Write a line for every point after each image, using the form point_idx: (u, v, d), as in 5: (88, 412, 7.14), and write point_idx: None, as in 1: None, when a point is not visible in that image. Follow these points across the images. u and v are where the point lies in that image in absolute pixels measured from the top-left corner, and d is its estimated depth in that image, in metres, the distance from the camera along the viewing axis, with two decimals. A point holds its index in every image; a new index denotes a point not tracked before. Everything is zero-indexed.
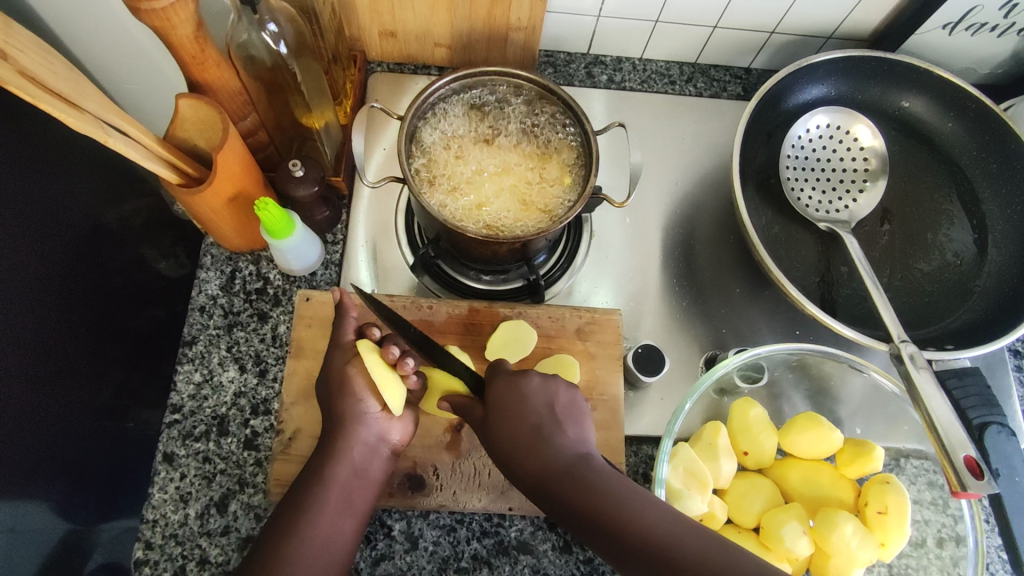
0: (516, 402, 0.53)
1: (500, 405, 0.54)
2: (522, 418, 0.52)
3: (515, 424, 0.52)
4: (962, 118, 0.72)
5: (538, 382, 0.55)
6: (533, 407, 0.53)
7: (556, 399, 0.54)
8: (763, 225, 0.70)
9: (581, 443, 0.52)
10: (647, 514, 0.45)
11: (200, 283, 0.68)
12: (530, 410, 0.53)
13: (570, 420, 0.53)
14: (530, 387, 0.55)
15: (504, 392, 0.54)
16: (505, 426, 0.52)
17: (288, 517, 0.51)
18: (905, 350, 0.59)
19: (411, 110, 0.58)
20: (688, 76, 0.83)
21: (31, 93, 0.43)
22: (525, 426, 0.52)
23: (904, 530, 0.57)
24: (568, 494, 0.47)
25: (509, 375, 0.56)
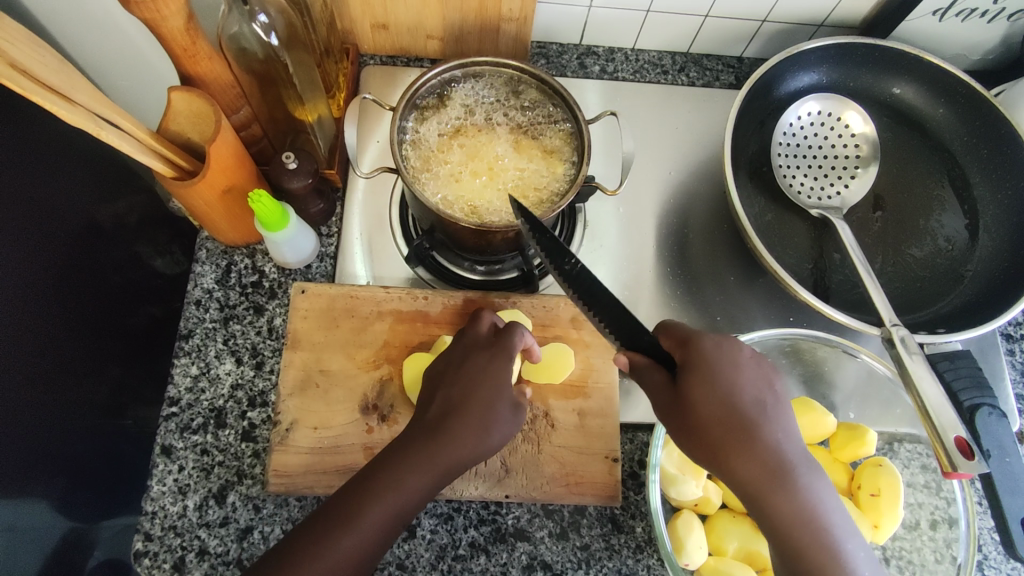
0: (728, 371, 0.48)
1: (706, 370, 0.49)
2: (738, 395, 0.47)
3: (730, 403, 0.47)
4: (952, 104, 0.72)
5: (746, 359, 0.50)
6: (752, 385, 0.48)
7: (767, 381, 0.49)
8: (756, 213, 0.70)
9: (785, 440, 0.46)
10: (844, 537, 0.44)
11: (195, 277, 0.69)
12: (745, 386, 0.48)
13: (780, 406, 0.48)
14: (741, 360, 0.49)
15: (720, 361, 0.49)
16: (705, 395, 0.48)
17: (356, 488, 0.49)
18: (896, 334, 0.59)
19: (404, 100, 0.58)
20: (680, 66, 0.83)
21: (22, 86, 0.43)
22: (743, 404, 0.47)
23: (896, 512, 0.57)
24: (780, 495, 0.44)
25: (718, 341, 0.51)
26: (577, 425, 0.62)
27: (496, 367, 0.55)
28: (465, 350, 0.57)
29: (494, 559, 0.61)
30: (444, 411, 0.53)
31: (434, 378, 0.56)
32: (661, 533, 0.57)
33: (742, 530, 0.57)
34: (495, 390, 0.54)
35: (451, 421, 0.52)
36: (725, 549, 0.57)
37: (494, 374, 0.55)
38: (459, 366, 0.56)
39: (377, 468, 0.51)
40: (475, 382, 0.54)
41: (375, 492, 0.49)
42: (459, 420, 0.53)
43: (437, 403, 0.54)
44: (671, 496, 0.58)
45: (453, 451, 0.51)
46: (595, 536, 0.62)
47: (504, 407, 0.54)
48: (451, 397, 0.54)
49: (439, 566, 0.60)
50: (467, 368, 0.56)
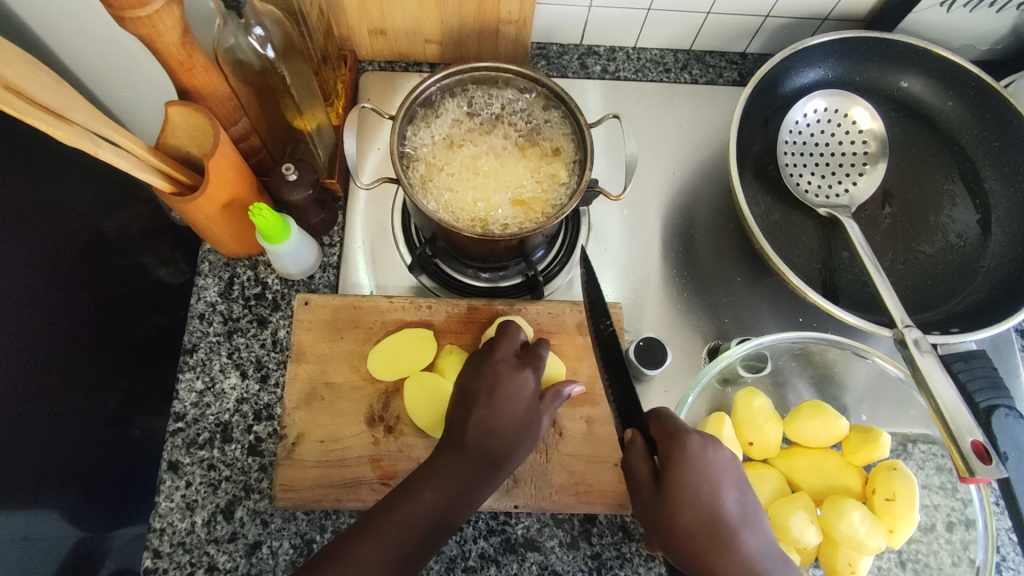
0: (710, 472, 0.49)
1: (689, 467, 0.49)
2: (716, 498, 0.48)
3: (711, 513, 0.48)
4: (962, 97, 0.70)
5: (728, 462, 0.50)
6: (732, 494, 0.49)
7: (745, 488, 0.50)
8: (763, 213, 0.69)
9: (758, 547, 0.47)
10: None
11: (198, 291, 0.68)
12: (725, 496, 0.48)
13: (754, 515, 0.49)
14: (725, 465, 0.49)
15: (703, 462, 0.49)
16: (687, 502, 0.48)
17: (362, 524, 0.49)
18: (909, 336, 0.58)
19: (403, 110, 0.57)
20: (682, 63, 0.82)
21: (17, 107, 0.42)
22: (724, 515, 0.48)
23: (912, 516, 0.56)
24: None
25: (703, 438, 0.51)
26: (585, 432, 0.62)
27: (522, 388, 0.56)
28: (499, 366, 0.57)
29: (505, 570, 0.60)
30: (481, 433, 0.53)
31: (466, 394, 0.55)
32: None
33: None
34: (513, 411, 0.54)
35: (479, 444, 0.53)
36: None
37: (516, 399, 0.55)
38: (491, 384, 0.55)
39: (409, 494, 0.50)
40: (501, 404, 0.54)
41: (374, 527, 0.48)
42: (488, 444, 0.53)
43: (471, 427, 0.53)
44: None
45: (474, 469, 0.52)
46: (606, 544, 0.61)
47: (521, 422, 0.55)
48: (485, 420, 0.53)
49: None
50: (497, 388, 0.55)
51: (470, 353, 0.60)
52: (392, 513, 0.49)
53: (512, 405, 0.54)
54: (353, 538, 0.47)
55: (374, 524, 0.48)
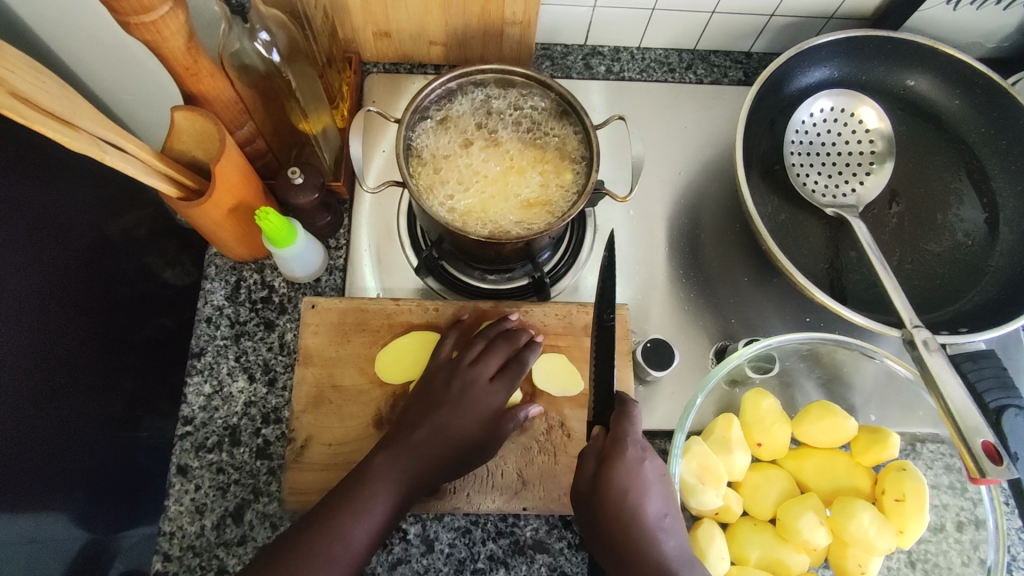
0: (642, 482, 0.50)
1: (627, 473, 0.50)
2: (643, 506, 0.49)
3: (632, 519, 0.49)
4: (969, 95, 0.70)
5: (656, 472, 0.51)
6: (654, 503, 0.50)
7: (669, 498, 0.51)
8: (770, 213, 0.69)
9: (675, 554, 0.48)
10: None
11: (205, 294, 0.68)
12: (651, 504, 0.50)
13: (672, 524, 0.50)
14: (648, 476, 0.51)
15: (630, 473, 0.50)
16: (608, 508, 0.49)
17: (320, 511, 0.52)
18: (918, 336, 0.58)
19: (409, 113, 0.57)
20: (687, 63, 0.81)
21: (24, 114, 0.42)
22: (643, 522, 0.49)
23: (922, 517, 0.56)
24: None
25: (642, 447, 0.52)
26: None
27: (489, 398, 0.59)
28: (470, 374, 0.59)
29: (514, 572, 0.60)
30: (431, 437, 0.56)
31: (427, 397, 0.59)
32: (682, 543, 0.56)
33: (763, 538, 0.57)
34: (472, 420, 0.58)
35: (432, 448, 0.56)
36: (747, 558, 0.57)
37: (478, 407, 0.58)
38: (454, 394, 0.58)
39: (351, 494, 0.53)
40: (459, 413, 0.57)
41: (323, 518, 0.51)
42: (440, 447, 0.56)
43: (421, 430, 0.57)
44: (691, 505, 0.57)
45: (417, 468, 0.55)
46: None
47: (484, 429, 0.58)
48: (439, 425, 0.57)
49: None
50: (462, 398, 0.58)
51: (439, 354, 0.62)
52: (333, 512, 0.52)
53: (467, 414, 0.58)
54: (296, 535, 0.51)
55: (318, 521, 0.51)
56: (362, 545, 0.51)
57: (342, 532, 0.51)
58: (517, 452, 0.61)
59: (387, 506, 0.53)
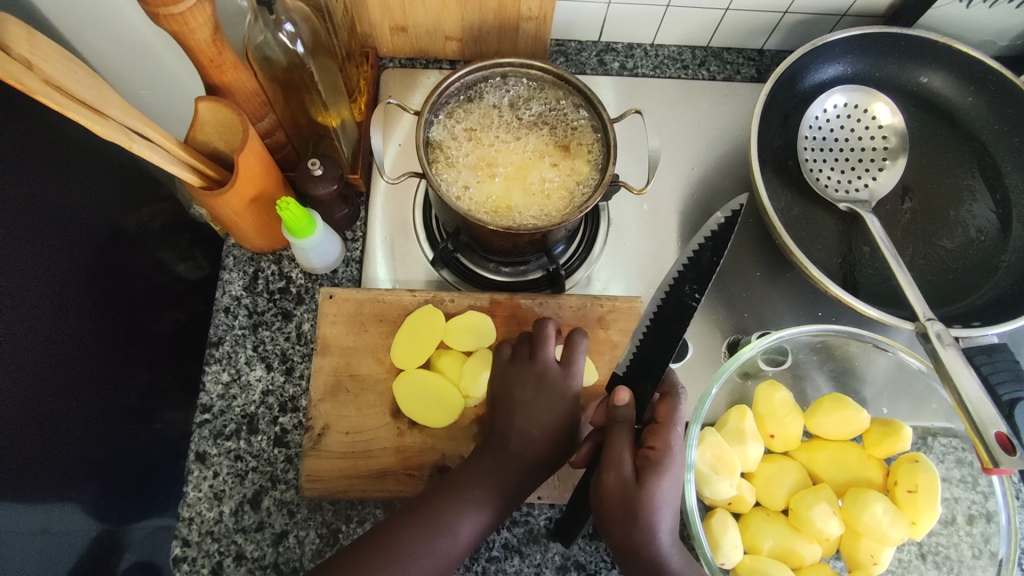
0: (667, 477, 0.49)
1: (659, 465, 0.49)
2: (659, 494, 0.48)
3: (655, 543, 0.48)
4: (982, 92, 0.71)
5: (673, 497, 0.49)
6: (669, 527, 0.48)
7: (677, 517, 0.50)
8: (782, 208, 0.70)
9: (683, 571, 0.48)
10: None
11: (223, 284, 0.69)
12: (668, 496, 0.49)
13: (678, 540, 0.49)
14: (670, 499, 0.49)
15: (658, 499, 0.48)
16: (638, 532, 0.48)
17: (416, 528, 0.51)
18: (932, 329, 0.58)
19: (429, 104, 0.58)
20: (700, 60, 0.82)
21: (56, 102, 0.43)
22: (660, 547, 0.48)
23: (934, 508, 0.56)
24: None
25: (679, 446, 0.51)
26: None
27: (569, 393, 0.57)
28: (540, 370, 0.57)
29: (528, 561, 0.61)
30: (521, 442, 0.55)
31: (496, 397, 0.58)
32: (697, 530, 0.56)
33: (776, 529, 0.57)
34: (557, 417, 0.56)
35: (517, 451, 0.55)
36: (760, 547, 0.57)
37: (557, 402, 0.56)
38: (534, 390, 0.56)
39: (454, 496, 0.53)
40: (542, 409, 0.56)
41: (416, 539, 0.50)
42: (507, 463, 0.55)
43: (513, 434, 0.55)
44: (706, 495, 0.57)
45: (508, 471, 0.54)
46: None
47: (564, 427, 0.56)
48: (524, 428, 0.55)
49: (472, 568, 0.61)
50: (541, 393, 0.56)
51: (500, 351, 0.61)
52: (442, 515, 0.51)
53: (557, 410, 0.56)
54: (408, 532, 0.51)
55: (430, 518, 0.51)
56: (466, 544, 0.51)
57: (450, 534, 0.51)
58: None
59: (495, 505, 0.53)
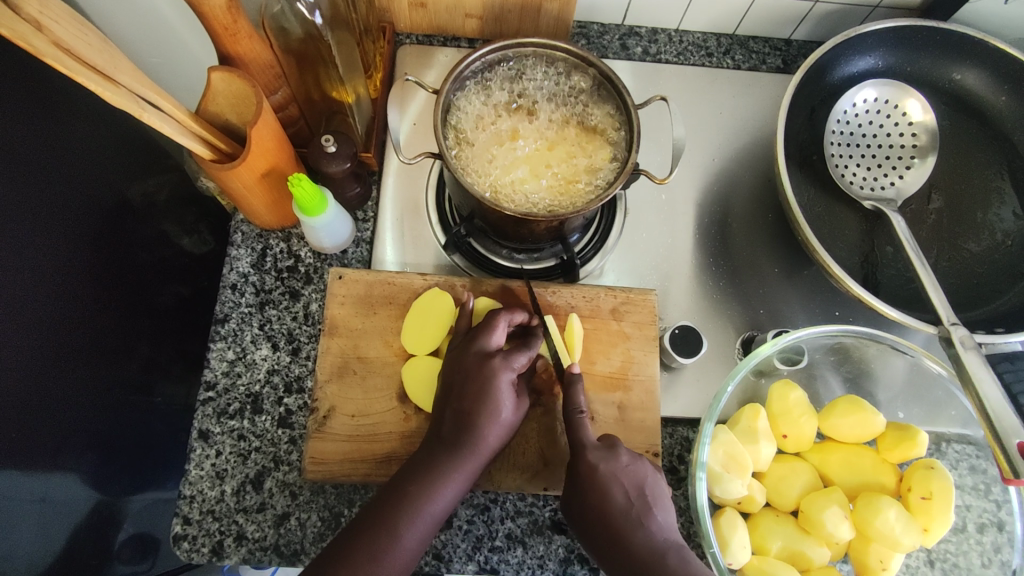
0: (606, 480, 0.52)
1: (590, 474, 0.52)
2: (610, 498, 0.52)
3: (606, 513, 0.51)
4: (1017, 92, 0.69)
5: (619, 465, 0.53)
6: (623, 490, 0.52)
7: (643, 484, 0.53)
8: (804, 203, 0.68)
9: (657, 535, 0.50)
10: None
11: (230, 261, 0.67)
12: (617, 492, 0.52)
13: (651, 506, 0.52)
14: (620, 469, 0.53)
15: (595, 471, 0.53)
16: (592, 508, 0.52)
17: (371, 524, 0.51)
18: (955, 333, 0.57)
19: (449, 82, 0.56)
20: (726, 48, 0.80)
21: (67, 66, 0.41)
22: (615, 511, 0.51)
23: (947, 516, 0.56)
24: None
25: (600, 446, 0.54)
26: (616, 418, 0.61)
27: (500, 375, 0.55)
28: (473, 353, 0.57)
29: (531, 552, 0.60)
30: (457, 428, 0.54)
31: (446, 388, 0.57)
32: (706, 528, 0.56)
33: (785, 530, 0.56)
34: (492, 401, 0.54)
35: (463, 439, 0.54)
36: (768, 548, 0.56)
37: (486, 388, 0.55)
38: (464, 378, 0.56)
39: (402, 497, 0.52)
40: (477, 396, 0.55)
41: (380, 529, 0.50)
42: (469, 435, 0.54)
43: (449, 421, 0.55)
44: (716, 493, 0.56)
45: (460, 459, 0.53)
46: None
47: (498, 411, 0.55)
48: (458, 415, 0.55)
49: (475, 557, 0.60)
50: (470, 380, 0.55)
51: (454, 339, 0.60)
52: (386, 518, 0.51)
53: (489, 396, 0.54)
54: (356, 539, 0.50)
55: (377, 521, 0.51)
56: (415, 543, 0.51)
57: (397, 536, 0.50)
58: (539, 432, 0.61)
59: (442, 503, 0.52)
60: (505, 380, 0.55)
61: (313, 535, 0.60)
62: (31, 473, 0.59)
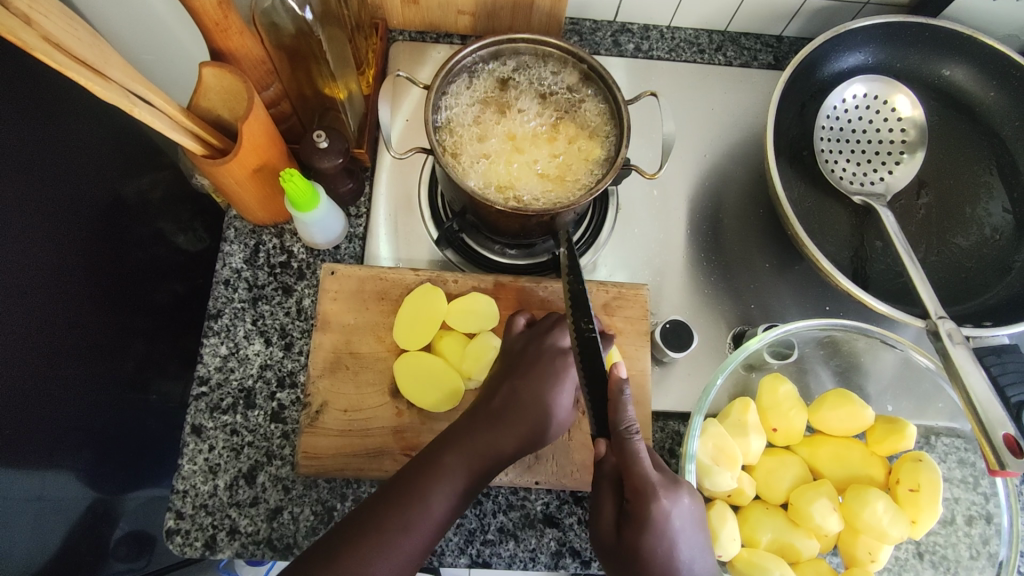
0: (672, 532, 0.46)
1: (656, 525, 0.46)
2: (675, 552, 0.46)
3: (668, 568, 0.46)
4: (1005, 87, 0.69)
5: (686, 515, 0.47)
6: (688, 543, 0.47)
7: (698, 530, 0.48)
8: (795, 198, 0.69)
9: None
10: None
11: (223, 256, 0.68)
12: (682, 547, 0.46)
13: (701, 554, 0.47)
14: (684, 516, 0.47)
15: (665, 523, 0.46)
16: (648, 560, 0.46)
17: (403, 491, 0.50)
18: (943, 327, 0.57)
19: (439, 78, 0.56)
20: (717, 44, 0.80)
21: (57, 60, 0.41)
22: (679, 569, 0.46)
23: (935, 508, 0.56)
24: None
25: (667, 490, 0.47)
26: None
27: (568, 369, 0.58)
28: (548, 342, 0.59)
29: (523, 545, 0.61)
30: (507, 406, 0.55)
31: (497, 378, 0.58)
32: None
33: (775, 523, 0.57)
34: (552, 388, 0.57)
35: (511, 417, 0.55)
36: (757, 540, 0.57)
37: (550, 376, 0.57)
38: (526, 363, 0.58)
39: (436, 469, 0.51)
40: (537, 376, 0.57)
41: (411, 497, 0.49)
42: (519, 416, 0.55)
43: (498, 401, 0.56)
44: (706, 486, 0.57)
45: (501, 441, 0.54)
46: None
47: (552, 400, 0.56)
48: (510, 397, 0.56)
49: (467, 551, 0.60)
50: (534, 365, 0.57)
51: (478, 339, 0.61)
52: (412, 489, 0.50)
53: (552, 382, 0.57)
54: (379, 505, 0.49)
55: (410, 487, 0.50)
56: (439, 517, 0.50)
57: (420, 505, 0.49)
58: None
59: (468, 476, 0.51)
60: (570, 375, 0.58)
61: (305, 529, 0.60)
62: (28, 470, 0.59)
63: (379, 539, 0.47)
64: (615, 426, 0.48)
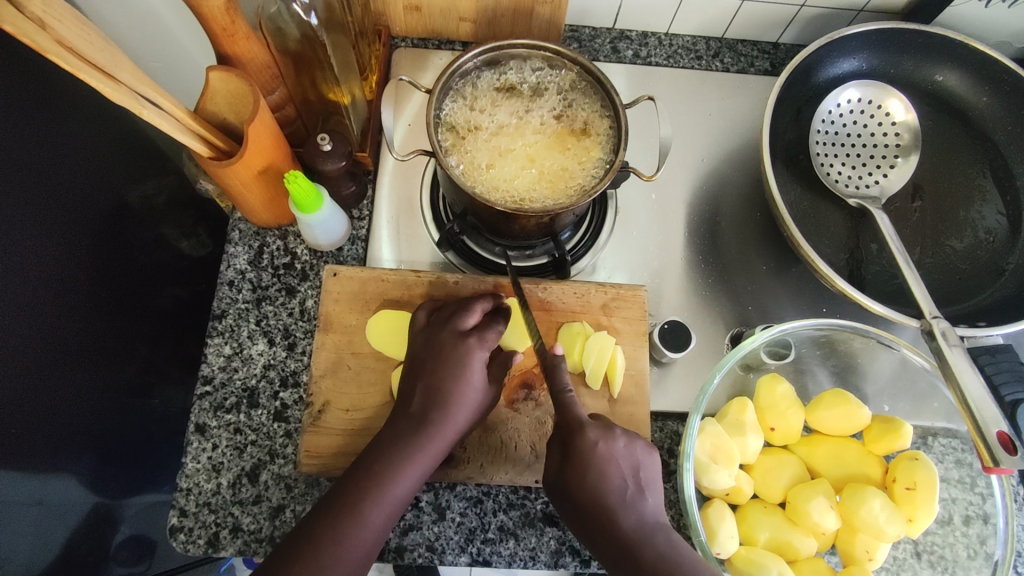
0: (600, 463, 0.50)
1: (581, 453, 0.51)
2: (600, 479, 0.50)
3: (599, 490, 0.49)
4: (997, 92, 0.70)
5: (622, 452, 0.52)
6: (619, 473, 0.50)
7: (636, 466, 0.52)
8: (792, 201, 0.70)
9: (650, 516, 0.50)
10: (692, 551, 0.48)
11: (228, 258, 0.69)
12: (613, 478, 0.50)
13: (642, 491, 0.51)
14: (617, 451, 0.51)
15: (593, 454, 0.50)
16: (579, 490, 0.50)
17: (386, 440, 0.54)
18: (937, 327, 0.58)
19: (441, 80, 0.58)
20: (714, 51, 0.81)
21: (69, 62, 0.42)
22: (609, 494, 0.50)
23: (932, 507, 0.56)
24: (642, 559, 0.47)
25: (600, 428, 0.52)
26: (607, 411, 0.62)
27: (470, 352, 0.57)
28: (446, 330, 0.59)
29: (523, 544, 0.61)
30: (427, 401, 0.55)
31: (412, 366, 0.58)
32: (695, 519, 0.57)
33: (772, 521, 0.57)
34: (462, 375, 0.56)
35: (434, 412, 0.55)
36: (755, 539, 0.57)
37: (463, 366, 0.56)
38: (435, 354, 0.57)
39: (405, 437, 0.54)
40: (446, 368, 0.56)
41: (383, 455, 0.53)
42: (439, 406, 0.55)
43: (419, 395, 0.56)
44: (704, 484, 0.57)
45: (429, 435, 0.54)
46: None
47: (471, 389, 0.56)
48: (431, 386, 0.56)
49: (468, 549, 0.61)
50: (442, 355, 0.57)
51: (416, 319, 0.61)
52: (383, 461, 0.53)
53: (461, 369, 0.56)
54: (358, 469, 0.53)
55: (385, 443, 0.54)
56: (406, 491, 0.53)
57: (390, 477, 0.52)
58: (531, 426, 0.61)
59: (429, 462, 0.54)
60: (476, 359, 0.57)
61: None
62: (30, 474, 0.60)
63: (352, 491, 0.52)
64: (553, 390, 0.53)
